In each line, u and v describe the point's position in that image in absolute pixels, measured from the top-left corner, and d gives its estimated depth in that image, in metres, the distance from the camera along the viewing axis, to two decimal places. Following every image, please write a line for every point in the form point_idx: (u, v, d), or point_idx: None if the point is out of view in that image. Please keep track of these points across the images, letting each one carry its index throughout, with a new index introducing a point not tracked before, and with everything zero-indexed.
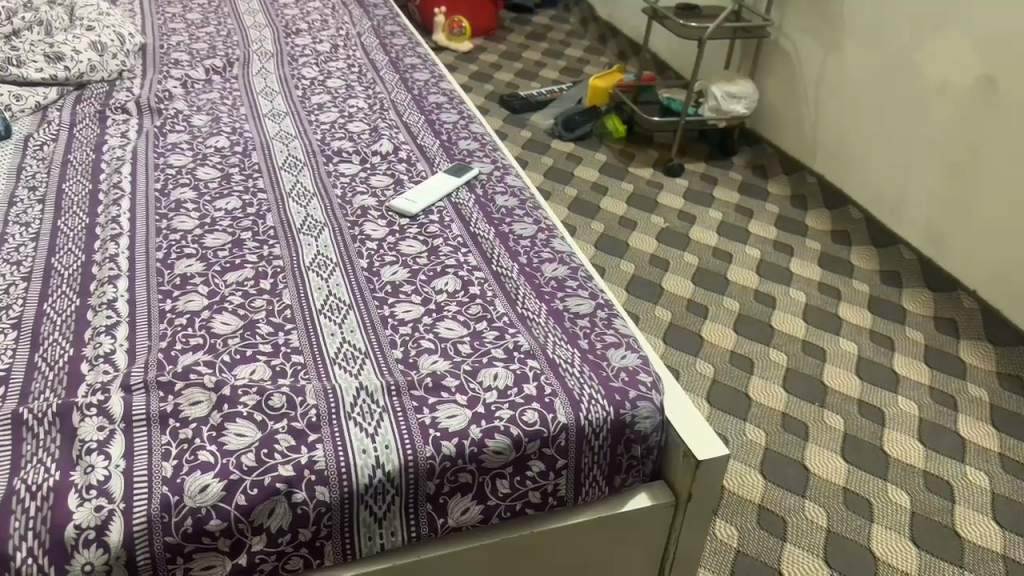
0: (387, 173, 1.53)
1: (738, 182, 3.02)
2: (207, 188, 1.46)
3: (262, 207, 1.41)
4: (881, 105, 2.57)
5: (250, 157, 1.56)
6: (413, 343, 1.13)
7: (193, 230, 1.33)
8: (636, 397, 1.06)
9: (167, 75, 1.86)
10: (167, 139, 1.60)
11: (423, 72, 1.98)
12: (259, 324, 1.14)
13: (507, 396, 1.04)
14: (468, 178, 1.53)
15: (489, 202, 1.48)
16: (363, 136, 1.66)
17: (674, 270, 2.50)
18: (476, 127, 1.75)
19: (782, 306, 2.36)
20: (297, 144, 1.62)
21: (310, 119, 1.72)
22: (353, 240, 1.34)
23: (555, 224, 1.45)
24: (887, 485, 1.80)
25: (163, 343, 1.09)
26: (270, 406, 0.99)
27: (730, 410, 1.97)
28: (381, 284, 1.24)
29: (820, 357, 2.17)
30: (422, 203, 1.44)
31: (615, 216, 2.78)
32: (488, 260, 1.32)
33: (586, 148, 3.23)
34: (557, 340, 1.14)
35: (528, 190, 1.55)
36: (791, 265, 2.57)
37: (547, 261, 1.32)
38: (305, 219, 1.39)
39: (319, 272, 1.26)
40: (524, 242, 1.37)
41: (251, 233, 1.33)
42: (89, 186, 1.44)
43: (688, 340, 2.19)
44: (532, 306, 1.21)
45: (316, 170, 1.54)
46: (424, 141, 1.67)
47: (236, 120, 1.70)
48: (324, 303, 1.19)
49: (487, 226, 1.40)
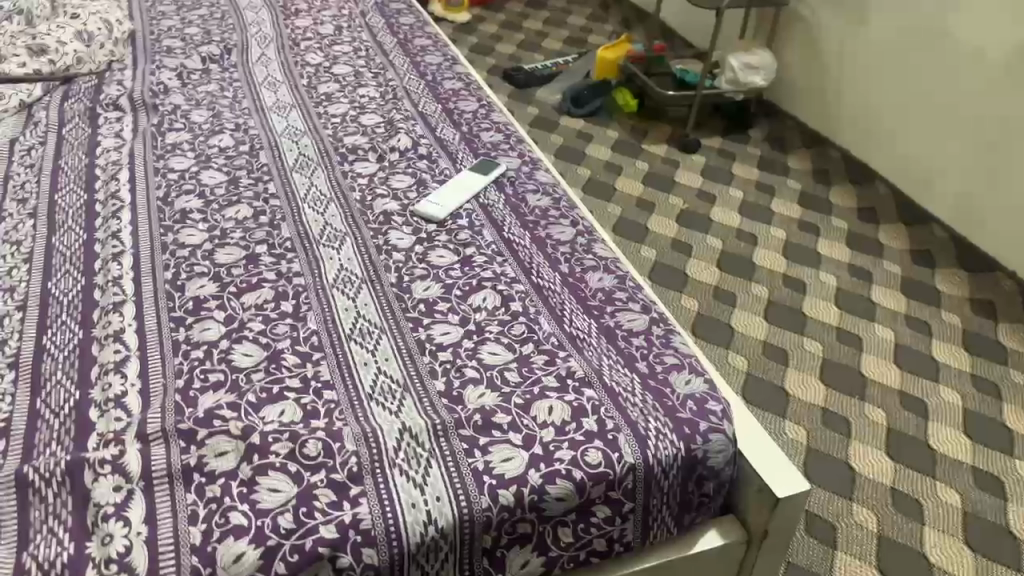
0: (408, 172, 1.42)
1: (757, 156, 2.90)
2: (214, 194, 1.34)
3: (275, 215, 1.30)
4: (908, 79, 2.46)
5: (258, 158, 1.44)
6: (456, 372, 1.02)
7: (202, 245, 1.22)
8: (708, 429, 0.96)
9: (160, 65, 1.73)
10: (166, 140, 1.48)
11: (435, 56, 1.84)
12: (285, 353, 1.03)
13: (566, 433, 0.94)
14: (495, 176, 1.42)
15: (521, 203, 1.36)
16: (377, 130, 1.53)
17: (698, 255, 2.40)
18: (497, 116, 1.62)
19: (813, 290, 2.27)
20: (308, 140, 1.50)
21: (318, 111, 1.59)
22: (378, 252, 1.23)
23: (594, 225, 1.34)
24: (935, 482, 1.73)
25: (180, 381, 0.99)
26: (305, 454, 0.89)
27: (767, 407, 1.88)
28: (413, 301, 1.14)
29: (856, 345, 2.08)
30: (448, 206, 1.32)
31: (632, 197, 2.67)
32: (527, 270, 1.21)
33: (596, 124, 3.10)
34: (614, 364, 1.04)
35: (562, 187, 1.43)
36: (819, 245, 2.47)
37: (591, 269, 1.22)
38: (323, 228, 1.27)
39: (345, 289, 1.15)
40: (563, 248, 1.26)
41: (266, 247, 1.22)
42: (84, 196, 1.32)
43: (718, 332, 2.10)
44: (581, 323, 1.11)
45: (330, 170, 1.42)
46: (443, 134, 1.55)
47: (239, 115, 1.57)
48: (354, 327, 1.08)
49: (521, 230, 1.29)
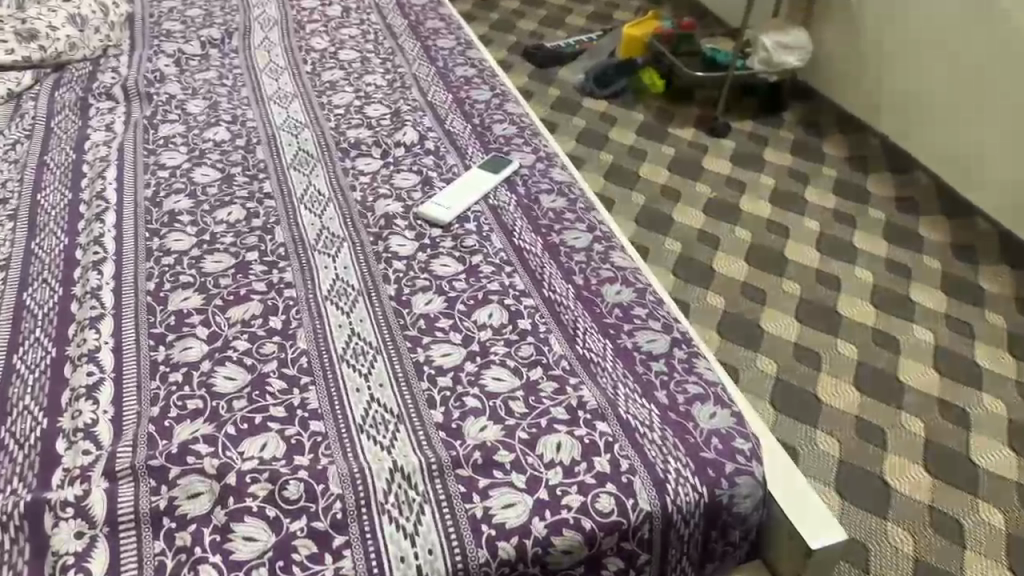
0: (414, 170, 1.32)
1: (790, 140, 2.76)
2: (205, 194, 1.25)
3: (269, 217, 1.21)
4: (953, 61, 2.32)
5: (254, 153, 1.35)
6: (456, 401, 0.93)
7: (189, 251, 1.13)
8: (734, 471, 0.87)
9: (158, 51, 1.64)
10: (158, 132, 1.39)
11: (447, 40, 1.73)
12: (270, 377, 0.94)
13: (576, 475, 0.84)
14: (507, 174, 1.32)
15: (534, 204, 1.26)
16: (382, 122, 1.44)
17: (725, 249, 2.29)
18: (511, 107, 1.51)
19: (847, 287, 2.16)
20: (308, 133, 1.40)
21: (321, 101, 1.50)
22: (377, 260, 1.14)
23: (612, 230, 1.24)
24: (977, 500, 1.63)
25: (155, 408, 0.91)
26: (285, 498, 0.81)
27: (796, 416, 1.79)
28: (413, 317, 1.04)
29: (893, 348, 1.97)
30: (455, 208, 1.23)
31: (656, 185, 2.56)
32: (538, 281, 1.11)
33: (621, 106, 2.97)
34: (630, 394, 0.94)
35: (579, 187, 1.33)
36: (855, 238, 2.34)
37: (607, 281, 1.11)
38: (319, 232, 1.18)
39: (339, 302, 1.06)
40: (578, 257, 1.16)
41: (257, 254, 1.13)
42: (68, 196, 1.24)
43: (745, 333, 2.00)
44: (595, 345, 1.01)
45: (330, 167, 1.32)
46: (453, 126, 1.44)
47: (236, 105, 1.48)
48: (347, 347, 1.00)
49: (533, 236, 1.19)
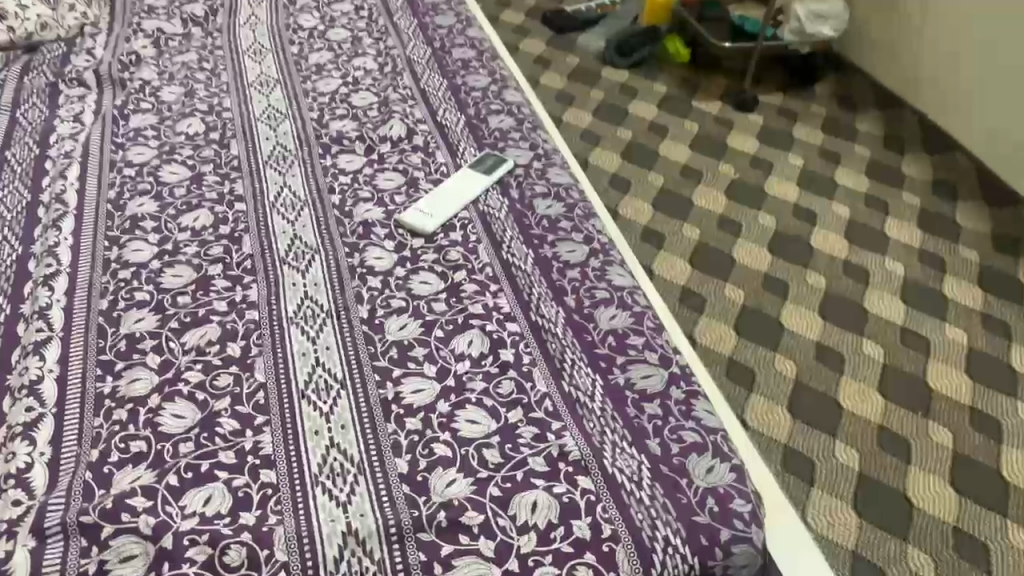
0: (399, 169, 1.22)
1: (821, 117, 2.61)
2: (172, 196, 1.16)
3: (238, 223, 1.11)
4: (998, 42, 2.16)
5: (228, 149, 1.25)
6: (424, 448, 0.84)
7: (148, 264, 1.05)
8: (731, 539, 0.77)
9: (137, 29, 1.53)
10: (128, 124, 1.30)
11: (447, 15, 1.60)
12: (221, 417, 0.86)
13: (551, 542, 0.75)
14: (500, 176, 1.21)
15: (527, 211, 1.16)
16: (369, 113, 1.33)
17: (747, 237, 2.16)
18: (511, 95, 1.39)
19: (876, 281, 2.03)
20: (288, 125, 1.30)
21: (305, 88, 1.39)
22: (351, 276, 1.04)
23: (612, 241, 1.13)
24: (1007, 522, 1.52)
25: (94, 451, 0.83)
26: (225, 565, 0.73)
27: (816, 423, 1.68)
28: (384, 345, 0.95)
29: (922, 350, 1.85)
30: (440, 215, 1.13)
31: (676, 165, 2.42)
32: (526, 304, 1.01)
33: (642, 76, 2.82)
34: (619, 441, 0.84)
35: (579, 190, 1.22)
36: (887, 227, 2.20)
37: (602, 304, 1.01)
38: (291, 243, 1.09)
39: (305, 326, 0.97)
40: (572, 275, 1.05)
41: (221, 268, 1.04)
42: (26, 198, 1.15)
43: (765, 331, 1.89)
44: (583, 381, 0.91)
45: (308, 166, 1.22)
46: (445, 118, 1.33)
47: (214, 93, 1.37)
48: (309, 380, 0.91)
49: (523, 249, 1.09)
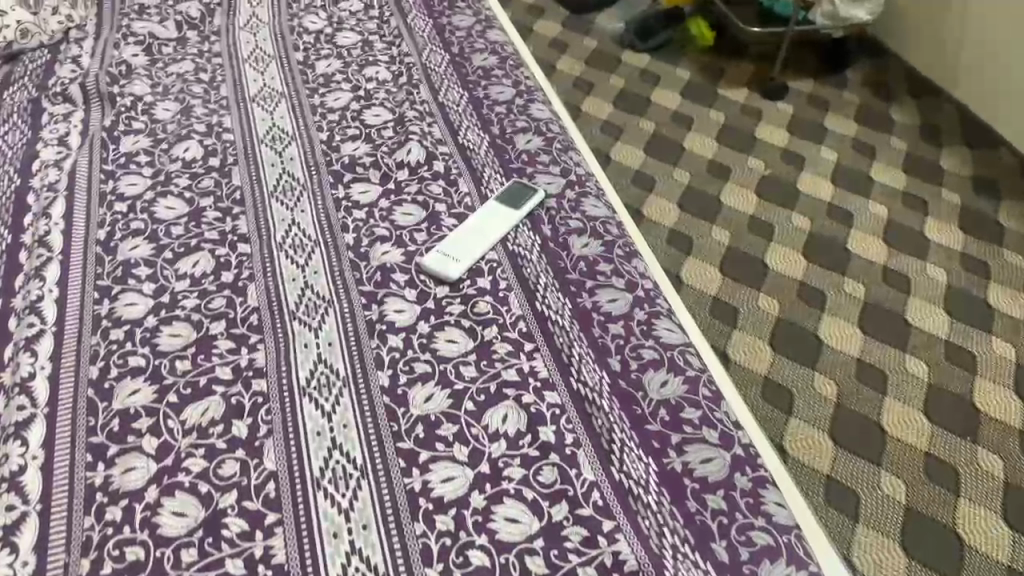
0: (417, 201, 1.11)
1: (855, 106, 2.47)
2: (169, 235, 1.05)
3: (242, 269, 1.00)
4: None
5: (229, 178, 1.13)
6: (460, 555, 0.73)
7: (143, 321, 0.94)
8: None
9: (127, 33, 1.40)
10: (119, 148, 1.18)
11: (465, 13, 1.46)
12: (227, 516, 0.76)
13: None
14: (530, 209, 1.09)
15: (561, 251, 1.04)
16: (384, 134, 1.21)
17: (779, 240, 2.04)
18: (538, 110, 1.27)
19: (917, 289, 1.92)
20: (294, 149, 1.18)
21: (313, 103, 1.27)
22: (369, 334, 0.93)
23: (657, 286, 1.02)
24: None
25: (85, 559, 0.74)
26: None
27: (859, 451, 1.58)
28: (409, 422, 0.84)
29: (969, 367, 1.74)
30: (466, 258, 1.01)
31: (703, 160, 2.29)
32: (565, 367, 0.90)
33: (664, 61, 2.67)
34: (679, 546, 0.74)
35: (617, 223, 1.10)
36: (927, 228, 2.08)
37: (651, 367, 0.90)
38: (301, 292, 0.98)
39: (319, 397, 0.86)
40: (615, 330, 0.94)
41: (224, 325, 0.94)
42: (6, 239, 1.04)
43: (803, 347, 1.78)
44: (636, 467, 0.80)
45: (317, 198, 1.11)
46: (467, 138, 1.21)
47: (212, 110, 1.25)
48: (326, 467, 0.80)
49: (560, 297, 0.98)
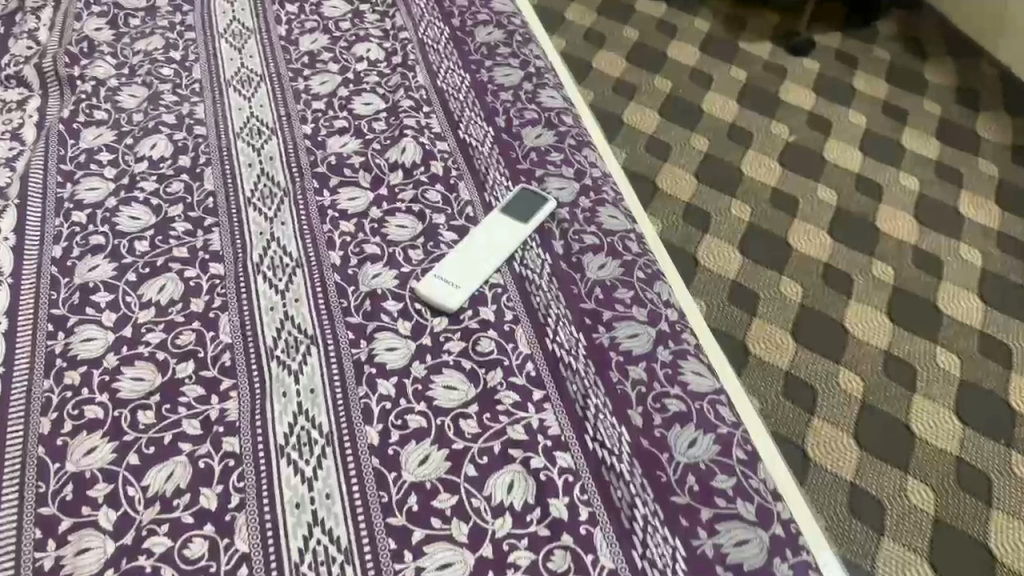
0: (413, 211, 0.98)
1: (886, 64, 2.29)
2: (132, 252, 0.93)
3: (214, 295, 0.89)
4: None
5: (201, 181, 1.01)
6: None
7: (102, 360, 0.83)
8: None
9: (90, 3, 1.25)
10: (78, 143, 1.05)
11: None
12: None
13: None
14: (539, 222, 0.96)
15: (575, 273, 0.92)
16: (376, 127, 1.08)
17: (803, 216, 1.91)
18: (549, 97, 1.13)
19: (950, 273, 1.79)
20: (274, 146, 1.05)
21: (296, 88, 1.13)
22: (357, 379, 0.82)
23: (682, 316, 0.90)
24: None
25: None
26: None
27: (885, 456, 1.49)
28: (401, 490, 0.74)
29: (1004, 361, 1.63)
30: (467, 284, 0.89)
31: (723, 124, 2.13)
32: (579, 422, 0.79)
33: (682, 10, 2.48)
34: None
35: (638, 236, 0.98)
36: (962, 203, 1.94)
37: (676, 421, 0.79)
38: (281, 325, 0.86)
39: (299, 459, 0.76)
40: (635, 374, 0.83)
41: (192, 366, 0.83)
42: None
43: (827, 339, 1.67)
44: (659, 551, 0.71)
45: (300, 206, 0.98)
46: (469, 132, 1.08)
47: (183, 96, 1.11)
48: (307, 548, 0.71)
49: (573, 333, 0.86)
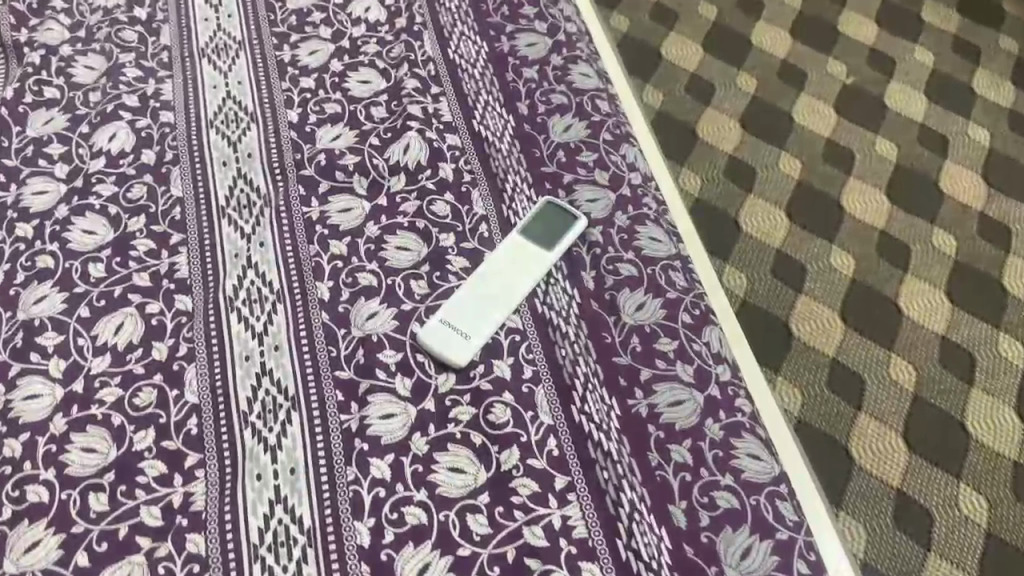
0: (416, 228, 0.82)
1: None
2: (84, 279, 0.79)
3: (180, 339, 0.75)
4: None
5: (167, 184, 0.85)
6: None
7: (48, 424, 0.70)
8: None
9: None
10: (24, 131, 0.89)
11: None
12: None
13: None
14: (567, 245, 0.81)
15: (607, 314, 0.77)
16: (374, 115, 0.90)
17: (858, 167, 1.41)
18: (582, 75, 0.94)
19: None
20: (253, 138, 0.89)
21: (280, 61, 0.95)
22: (347, 458, 0.69)
23: (735, 372, 0.75)
24: None
25: None
26: None
27: (936, 460, 1.13)
28: None
29: None
30: (478, 332, 0.75)
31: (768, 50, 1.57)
32: (610, 523, 0.66)
33: None
34: None
35: (683, 264, 0.82)
36: None
37: (726, 522, 0.67)
38: (257, 382, 0.73)
39: (279, 565, 0.64)
40: (678, 457, 0.70)
41: (152, 435, 0.70)
42: None
43: (878, 323, 1.25)
44: None
45: (282, 219, 0.83)
46: (485, 122, 0.90)
47: (148, 69, 0.94)
48: None
49: (605, 397, 0.73)
